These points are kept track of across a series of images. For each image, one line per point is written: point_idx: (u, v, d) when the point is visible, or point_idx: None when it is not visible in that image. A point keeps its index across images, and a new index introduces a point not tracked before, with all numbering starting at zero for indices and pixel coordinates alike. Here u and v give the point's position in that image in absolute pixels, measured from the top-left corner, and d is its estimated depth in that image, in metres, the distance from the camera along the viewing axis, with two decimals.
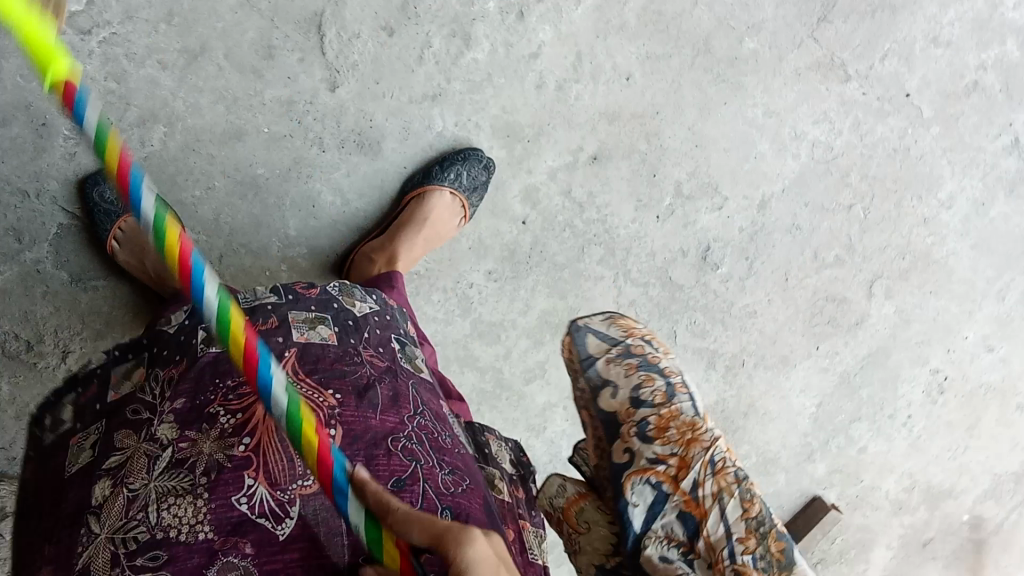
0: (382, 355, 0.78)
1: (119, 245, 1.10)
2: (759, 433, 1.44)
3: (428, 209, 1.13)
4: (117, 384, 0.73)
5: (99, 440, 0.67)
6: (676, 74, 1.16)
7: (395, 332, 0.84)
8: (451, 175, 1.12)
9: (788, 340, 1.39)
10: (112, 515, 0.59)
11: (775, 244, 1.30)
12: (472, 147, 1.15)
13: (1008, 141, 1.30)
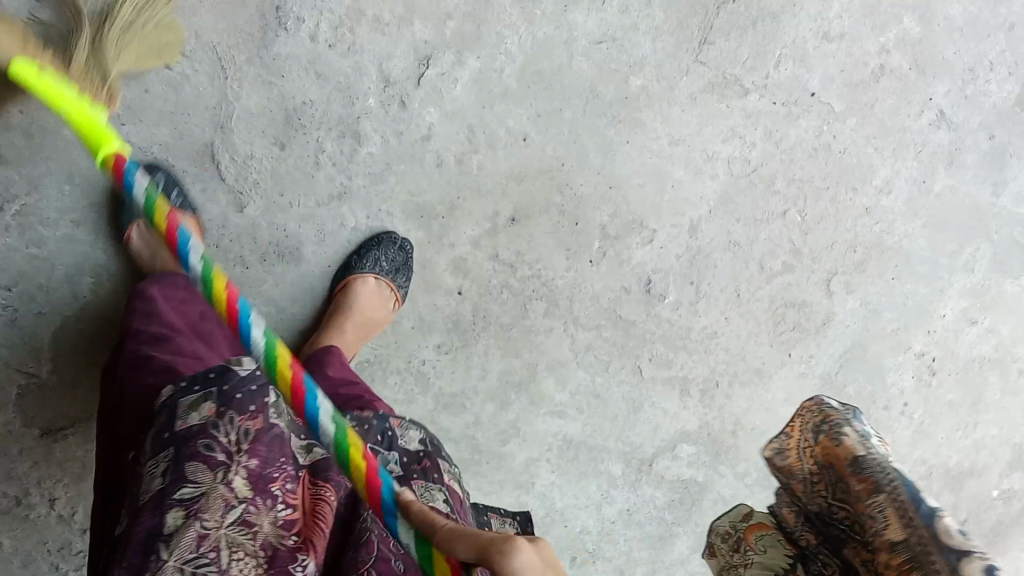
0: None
1: (138, 238, 1.08)
2: (752, 448, 1.44)
3: (355, 298, 1.15)
4: (187, 413, 0.67)
5: (171, 465, 0.64)
6: (573, 125, 1.18)
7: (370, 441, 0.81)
8: (370, 261, 1.14)
9: (757, 352, 1.38)
10: (181, 549, 0.59)
11: (717, 263, 1.30)
12: (387, 231, 1.17)
13: (931, 117, 1.28)
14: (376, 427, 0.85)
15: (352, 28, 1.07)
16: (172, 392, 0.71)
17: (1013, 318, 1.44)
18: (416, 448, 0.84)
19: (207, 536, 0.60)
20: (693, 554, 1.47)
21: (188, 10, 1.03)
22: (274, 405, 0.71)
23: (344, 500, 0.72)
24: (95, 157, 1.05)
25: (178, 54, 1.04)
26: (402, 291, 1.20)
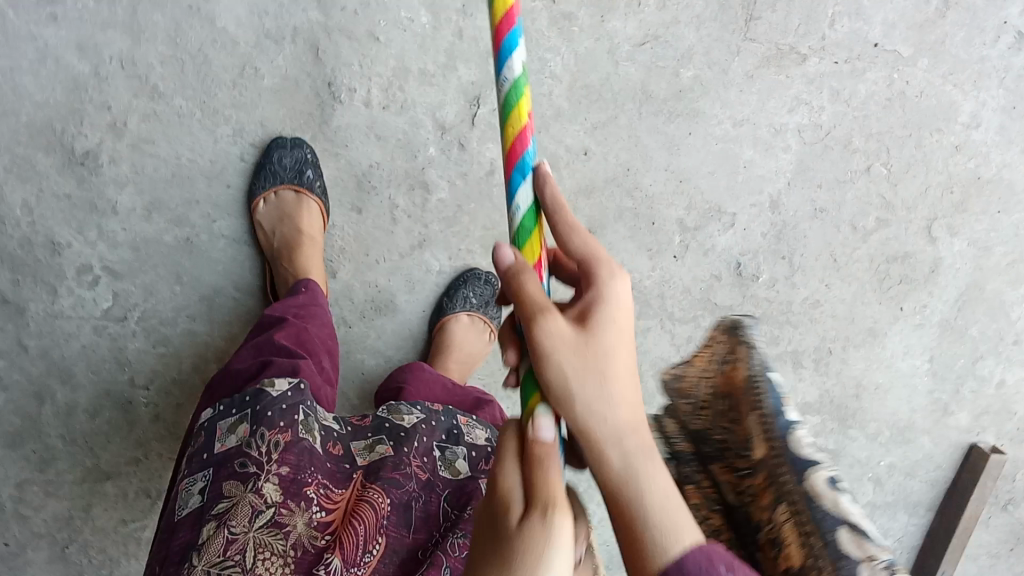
0: (426, 465, 0.80)
1: (266, 203, 1.11)
2: (880, 407, 1.43)
3: (452, 337, 1.19)
4: (225, 435, 0.74)
5: (207, 485, 0.71)
6: (632, 127, 1.18)
7: (439, 436, 0.84)
8: (459, 301, 1.19)
9: (866, 312, 1.36)
10: (211, 554, 0.66)
11: (807, 233, 1.28)
12: (470, 268, 1.21)
13: (1011, 38, 1.22)
14: (440, 422, 0.86)
15: (400, 85, 1.10)
16: (212, 416, 0.76)
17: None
18: (483, 443, 0.87)
19: (235, 539, 0.67)
20: None
21: (249, 104, 1.08)
22: (304, 423, 0.76)
23: (402, 499, 0.76)
24: (278, 147, 1.09)
25: (249, 148, 1.10)
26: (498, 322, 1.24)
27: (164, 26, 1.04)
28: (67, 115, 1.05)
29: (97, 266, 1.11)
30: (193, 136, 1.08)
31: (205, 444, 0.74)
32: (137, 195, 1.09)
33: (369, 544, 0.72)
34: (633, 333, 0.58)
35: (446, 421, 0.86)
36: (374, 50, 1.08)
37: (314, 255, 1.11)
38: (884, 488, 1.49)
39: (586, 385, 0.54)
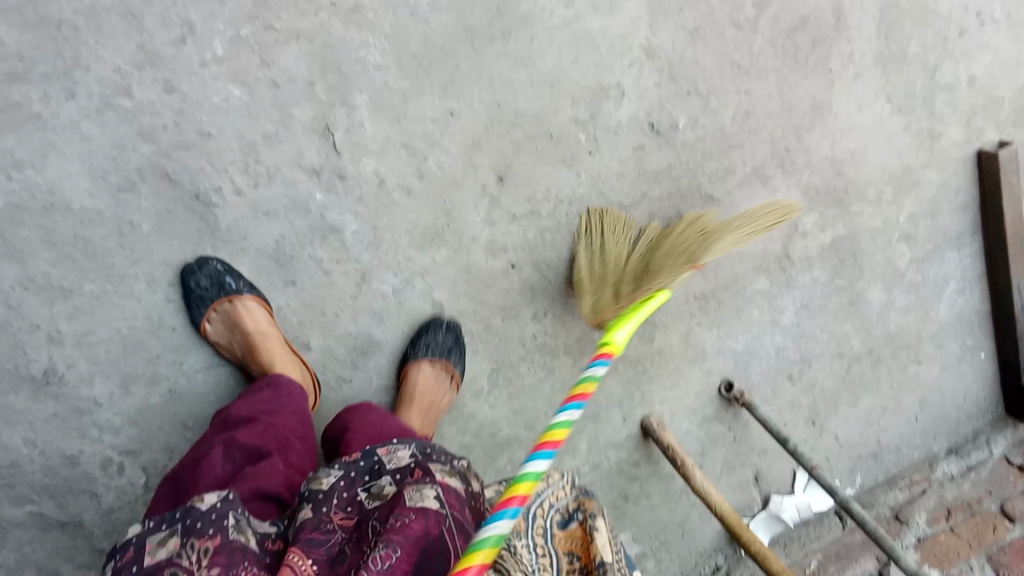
0: (349, 512, 0.79)
1: (213, 325, 1.15)
2: (868, 170, 1.39)
3: (420, 382, 1.20)
4: (155, 549, 0.71)
5: None
6: (480, 64, 1.18)
7: (361, 480, 0.83)
8: (422, 349, 1.19)
9: (801, 90, 1.32)
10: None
11: (696, 58, 1.25)
12: (425, 319, 1.23)
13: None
14: (360, 467, 0.84)
15: (256, 158, 1.12)
16: (140, 531, 0.73)
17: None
18: (407, 461, 0.84)
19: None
20: (892, 291, 1.49)
21: (145, 252, 1.12)
22: (238, 525, 0.74)
23: (330, 550, 0.73)
24: (192, 273, 1.12)
25: (169, 289, 1.14)
26: (459, 371, 1.23)
27: (35, 235, 1.08)
28: (7, 353, 1.10)
29: (114, 454, 1.15)
30: (119, 307, 1.13)
31: (134, 558, 0.71)
32: (107, 379, 1.14)
33: None
34: None
35: (368, 459, 0.85)
36: (213, 143, 1.11)
37: (277, 349, 1.13)
38: (919, 241, 1.48)
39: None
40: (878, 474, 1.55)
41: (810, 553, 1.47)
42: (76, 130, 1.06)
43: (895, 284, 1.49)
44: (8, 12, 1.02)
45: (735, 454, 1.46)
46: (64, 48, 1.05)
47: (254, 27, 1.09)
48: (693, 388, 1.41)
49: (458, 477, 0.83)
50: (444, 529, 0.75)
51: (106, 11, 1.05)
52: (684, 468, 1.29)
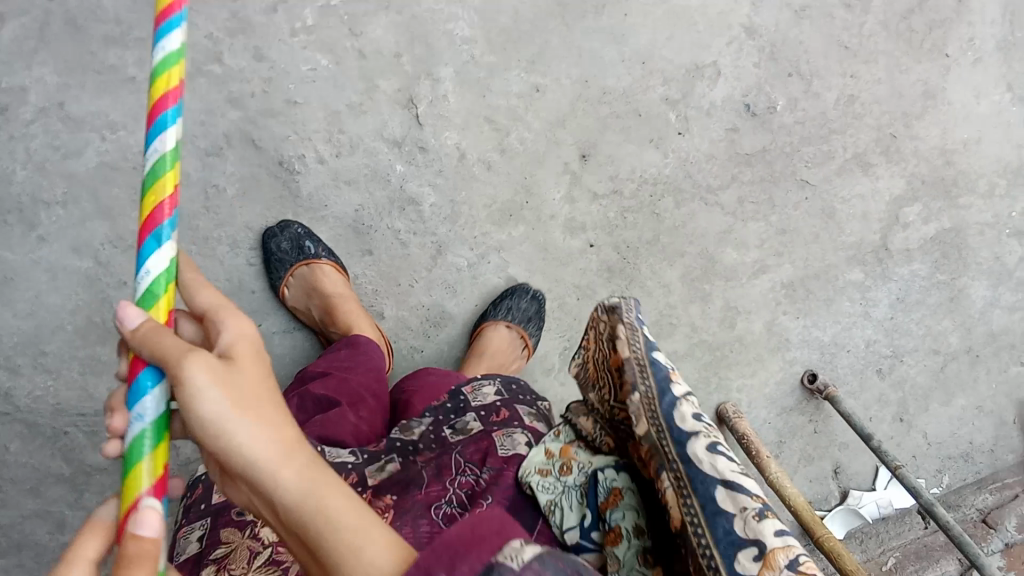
0: (431, 449, 0.81)
1: (290, 288, 1.15)
2: (978, 163, 1.30)
3: (488, 344, 1.15)
4: (224, 489, 0.78)
5: (202, 532, 0.74)
6: (570, 41, 1.15)
7: (448, 418, 0.86)
8: (502, 310, 1.15)
9: (913, 75, 1.24)
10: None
11: (802, 39, 1.20)
12: (519, 284, 1.20)
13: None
14: (449, 405, 0.88)
15: (340, 128, 1.12)
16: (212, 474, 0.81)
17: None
18: (492, 400, 0.88)
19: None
20: (996, 289, 1.39)
21: (229, 216, 1.13)
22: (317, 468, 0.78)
23: (406, 475, 0.77)
24: (273, 236, 1.13)
25: (251, 252, 1.15)
26: (533, 341, 1.20)
27: (125, 194, 1.12)
28: (97, 306, 1.13)
29: None
30: (202, 268, 1.14)
31: (204, 496, 0.78)
32: None
33: None
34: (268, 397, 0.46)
35: (455, 402, 0.88)
36: (299, 112, 1.11)
37: (355, 311, 1.12)
38: None
39: (226, 428, 0.44)
40: (967, 475, 1.40)
41: (888, 551, 1.32)
42: None
43: (1001, 281, 1.39)
44: None
45: (814, 446, 1.36)
46: None
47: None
48: (774, 376, 1.33)
49: (540, 424, 0.85)
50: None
51: None
52: (759, 459, 1.17)
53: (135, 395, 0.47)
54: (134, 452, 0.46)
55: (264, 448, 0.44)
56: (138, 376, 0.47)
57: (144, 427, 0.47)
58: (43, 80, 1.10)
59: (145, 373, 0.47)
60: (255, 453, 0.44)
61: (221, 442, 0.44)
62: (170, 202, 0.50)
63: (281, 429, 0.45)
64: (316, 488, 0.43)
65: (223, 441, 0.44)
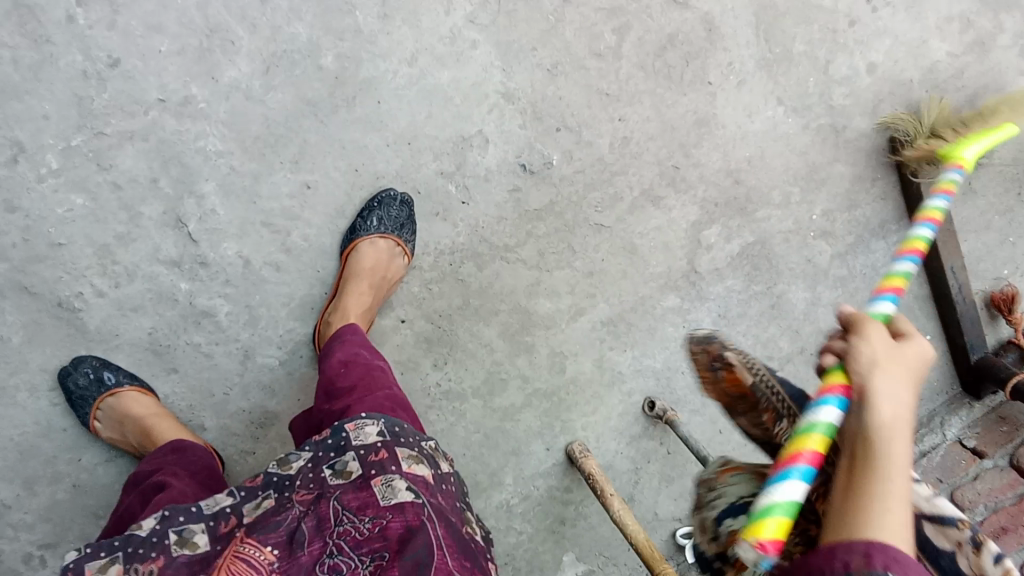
0: (310, 488, 0.73)
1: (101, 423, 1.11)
2: (768, 175, 1.32)
3: (358, 260, 1.14)
4: None
5: None
6: (328, 134, 1.13)
7: (326, 457, 0.75)
8: (373, 220, 1.14)
9: (677, 106, 1.25)
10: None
11: (560, 94, 1.20)
12: (386, 188, 1.17)
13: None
14: (327, 445, 0.76)
15: (113, 259, 1.11)
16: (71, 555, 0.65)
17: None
18: (373, 440, 0.77)
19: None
20: (816, 288, 1.38)
21: (20, 362, 1.12)
22: (181, 537, 0.69)
23: (283, 539, 0.69)
24: (69, 375, 1.10)
25: (51, 394, 1.14)
26: (412, 246, 1.20)
27: None
28: None
29: (35, 548, 1.15)
30: (7, 417, 1.14)
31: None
32: (10, 482, 1.14)
33: None
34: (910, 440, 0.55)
35: (336, 439, 0.76)
36: (66, 253, 1.09)
37: (168, 423, 1.07)
38: (839, 235, 1.38)
39: (875, 439, 0.55)
40: None
41: None
42: None
43: (819, 281, 1.38)
44: None
45: (671, 466, 1.34)
46: None
47: (84, 136, 1.06)
48: (615, 411, 1.31)
49: (423, 463, 0.78)
50: (426, 518, 0.70)
51: None
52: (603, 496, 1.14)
53: (782, 476, 0.57)
54: (809, 427, 0.59)
55: (898, 469, 0.53)
56: (799, 460, 0.58)
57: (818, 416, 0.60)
58: None
59: (835, 395, 0.61)
60: (887, 447, 0.54)
61: (874, 450, 0.54)
62: (811, 451, 0.58)
63: (907, 426, 0.56)
64: (889, 499, 0.50)
65: (883, 446, 0.54)
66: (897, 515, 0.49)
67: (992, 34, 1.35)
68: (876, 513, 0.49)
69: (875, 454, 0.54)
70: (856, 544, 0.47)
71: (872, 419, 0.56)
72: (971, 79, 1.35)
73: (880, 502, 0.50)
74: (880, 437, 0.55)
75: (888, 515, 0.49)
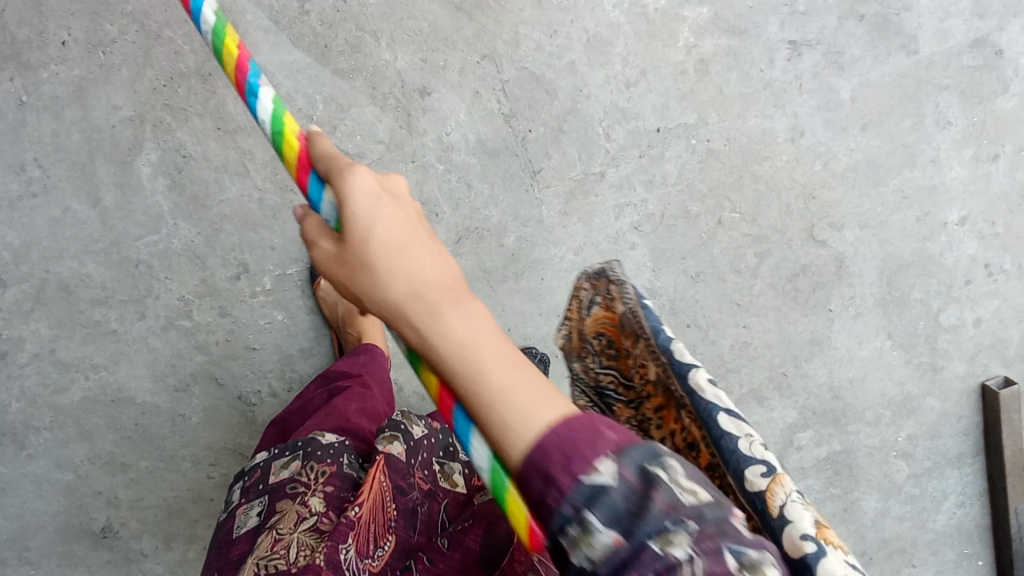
0: (428, 479, 0.90)
1: (325, 281, 1.24)
2: (862, 396, 1.43)
3: None
4: (279, 469, 0.85)
5: (262, 508, 0.81)
6: (493, 298, 1.28)
7: (437, 453, 0.94)
8: None
9: (795, 325, 1.38)
10: (261, 551, 0.74)
11: (697, 297, 1.34)
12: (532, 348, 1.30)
13: (785, 52, 1.28)
14: (437, 441, 0.96)
15: (292, 367, 1.29)
16: (268, 457, 0.88)
17: (1007, 138, 1.35)
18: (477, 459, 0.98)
19: (283, 540, 0.75)
20: (887, 501, 1.48)
21: (193, 438, 1.29)
22: (352, 462, 0.86)
23: (407, 504, 0.83)
24: None
25: (210, 467, 1.30)
26: None
27: (104, 422, 1.26)
28: (75, 511, 1.28)
29: None
30: (168, 479, 1.29)
31: (261, 478, 0.85)
32: (154, 535, 1.30)
33: (380, 540, 0.77)
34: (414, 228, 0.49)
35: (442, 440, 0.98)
36: (256, 356, 1.27)
37: (372, 318, 1.24)
38: (918, 458, 1.47)
39: (410, 317, 0.45)
40: None
41: None
42: (144, 343, 1.24)
43: (891, 494, 1.48)
44: (97, 252, 1.20)
45: None
46: (139, 281, 1.22)
47: (298, 268, 1.25)
48: None
49: None
50: None
51: (175, 255, 1.21)
52: None
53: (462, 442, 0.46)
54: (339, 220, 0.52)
55: (430, 261, 0.47)
56: (310, 178, 0.54)
57: (329, 218, 0.52)
58: (38, 331, 1.22)
59: None
60: (414, 324, 0.45)
61: (436, 350, 0.44)
62: None
63: (446, 283, 0.47)
64: (510, 361, 0.43)
65: (417, 328, 0.45)
66: (520, 398, 0.41)
67: None
68: (503, 419, 0.41)
69: (412, 325, 0.45)
70: (533, 462, 0.39)
71: (389, 296, 0.46)
72: None
73: (501, 402, 0.41)
74: (411, 320, 0.45)
75: (521, 395, 0.42)
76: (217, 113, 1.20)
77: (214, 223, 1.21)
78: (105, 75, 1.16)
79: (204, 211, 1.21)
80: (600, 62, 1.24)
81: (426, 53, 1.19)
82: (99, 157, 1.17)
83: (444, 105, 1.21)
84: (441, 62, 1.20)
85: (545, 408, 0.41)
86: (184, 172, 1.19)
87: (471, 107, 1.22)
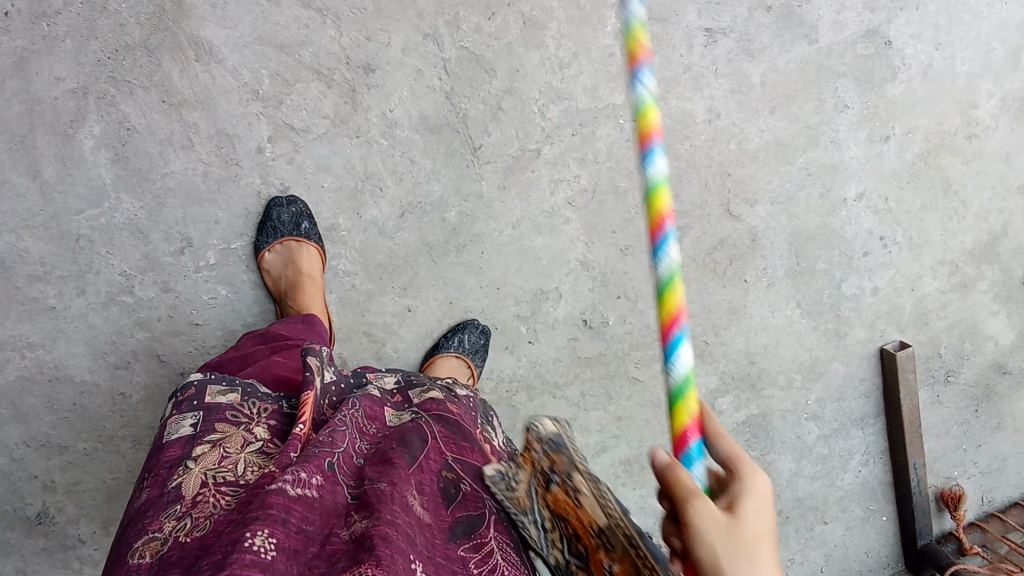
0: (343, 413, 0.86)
1: (271, 254, 1.25)
2: (776, 362, 1.54)
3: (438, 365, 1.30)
4: (215, 394, 0.84)
5: (199, 423, 0.80)
6: (435, 271, 1.34)
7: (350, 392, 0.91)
8: (455, 340, 1.32)
9: (717, 295, 1.48)
10: (207, 463, 0.74)
11: (627, 269, 1.42)
12: (469, 319, 1.36)
13: (702, 39, 1.38)
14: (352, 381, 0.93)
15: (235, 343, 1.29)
16: (202, 378, 0.86)
17: (897, 121, 1.49)
18: (391, 386, 0.92)
19: (229, 456, 0.75)
20: (800, 461, 1.59)
21: (133, 417, 1.26)
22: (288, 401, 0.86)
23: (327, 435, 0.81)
24: (279, 205, 1.25)
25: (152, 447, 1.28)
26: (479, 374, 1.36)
27: (40, 402, 1.23)
28: (8, 497, 1.25)
29: None
30: (106, 462, 1.26)
31: (196, 394, 0.84)
32: (91, 520, 1.27)
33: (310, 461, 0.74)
34: (772, 522, 0.64)
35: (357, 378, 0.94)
36: (200, 332, 1.27)
37: (314, 292, 1.24)
38: (827, 420, 1.59)
39: (733, 563, 0.60)
40: None
41: None
42: (83, 319, 1.23)
43: (803, 455, 1.59)
44: (37, 227, 1.19)
45: None
46: (80, 256, 1.21)
47: (243, 242, 1.26)
48: None
49: (436, 390, 0.92)
50: (423, 422, 0.83)
51: (118, 229, 1.22)
52: None
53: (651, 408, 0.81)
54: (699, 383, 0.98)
55: (757, 532, 0.62)
56: None
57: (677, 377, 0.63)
58: None
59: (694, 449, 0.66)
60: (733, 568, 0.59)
61: None
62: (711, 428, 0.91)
63: (769, 536, 0.63)
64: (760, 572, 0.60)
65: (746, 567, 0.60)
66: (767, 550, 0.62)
67: (974, 279, 1.62)
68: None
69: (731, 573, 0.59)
70: None
71: (750, 530, 0.62)
72: (953, 312, 1.62)
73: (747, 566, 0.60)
74: (728, 557, 0.60)
75: (767, 544, 0.62)
76: (162, 87, 1.20)
77: (158, 197, 1.22)
78: (48, 46, 1.16)
79: (148, 184, 1.21)
80: (534, 44, 1.32)
81: (370, 32, 1.25)
82: (40, 130, 1.18)
83: (389, 81, 1.27)
84: (386, 40, 1.26)
85: (764, 562, 0.61)
86: (128, 146, 1.20)
87: (414, 85, 1.28)
